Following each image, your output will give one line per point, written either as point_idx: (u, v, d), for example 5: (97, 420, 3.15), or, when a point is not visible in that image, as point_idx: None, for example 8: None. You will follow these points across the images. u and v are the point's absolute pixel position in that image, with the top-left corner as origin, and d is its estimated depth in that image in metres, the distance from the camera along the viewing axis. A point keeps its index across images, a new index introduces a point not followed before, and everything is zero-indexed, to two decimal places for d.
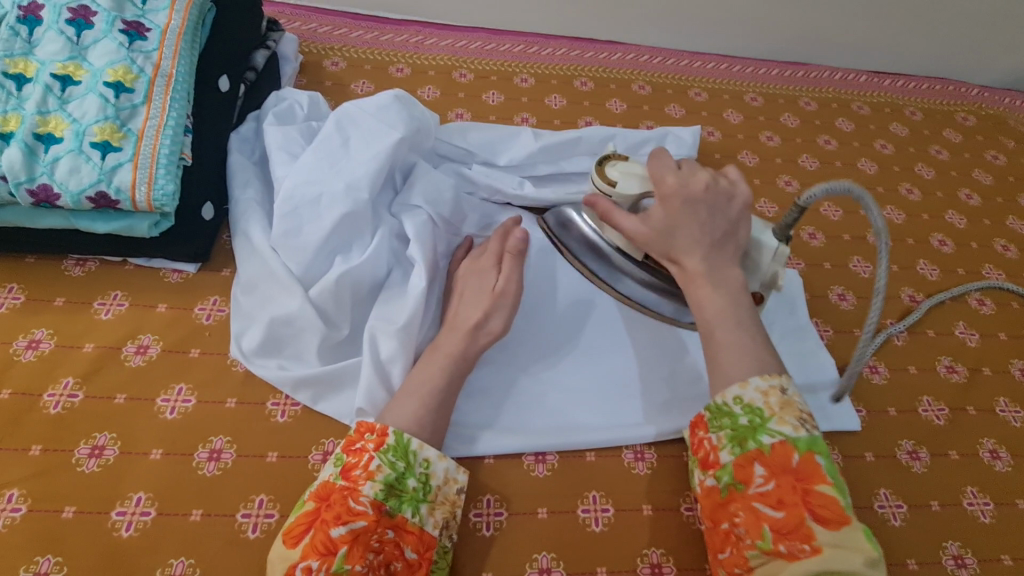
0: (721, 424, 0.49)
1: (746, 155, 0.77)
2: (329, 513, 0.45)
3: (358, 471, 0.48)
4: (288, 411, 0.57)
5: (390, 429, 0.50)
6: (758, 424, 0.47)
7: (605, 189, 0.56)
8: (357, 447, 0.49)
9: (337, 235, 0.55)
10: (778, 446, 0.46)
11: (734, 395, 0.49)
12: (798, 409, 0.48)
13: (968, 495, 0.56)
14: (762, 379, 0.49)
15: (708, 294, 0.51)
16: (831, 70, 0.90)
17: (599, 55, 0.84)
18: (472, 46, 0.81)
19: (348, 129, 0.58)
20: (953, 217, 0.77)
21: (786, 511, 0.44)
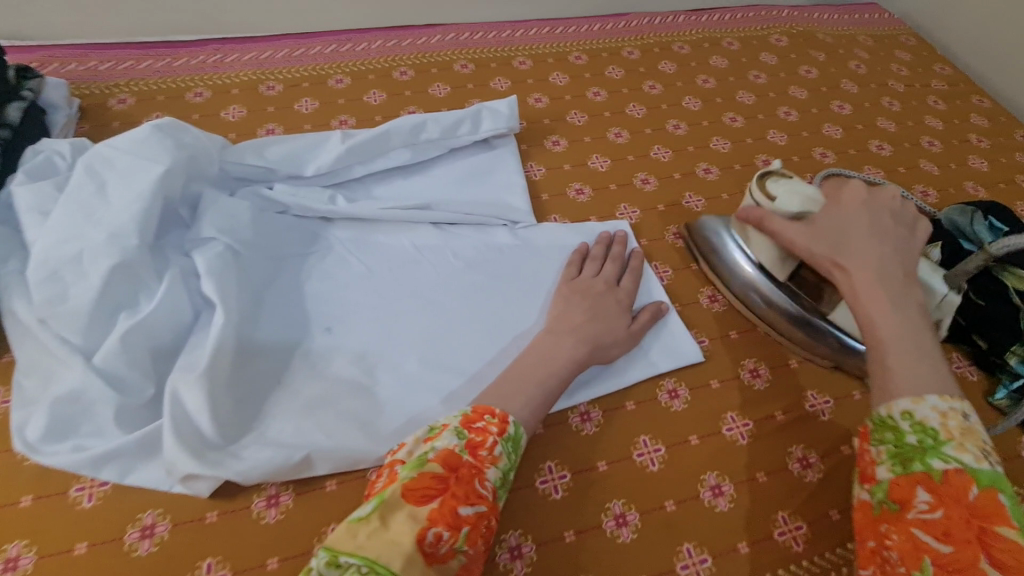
0: (883, 438, 0.51)
1: (557, 138, 0.90)
2: (460, 488, 0.47)
3: (481, 452, 0.50)
4: (97, 493, 0.53)
5: (509, 417, 0.53)
6: (931, 446, 0.48)
7: (765, 202, 0.64)
8: (477, 426, 0.52)
9: (112, 291, 0.55)
10: (953, 475, 0.46)
11: (903, 411, 0.50)
12: (980, 439, 0.48)
13: (809, 398, 0.66)
14: (942, 399, 0.50)
15: (885, 314, 0.55)
16: (629, 21, 1.12)
17: (413, 43, 1.02)
18: (279, 55, 0.97)
19: (102, 173, 0.58)
20: (764, 161, 0.92)
21: (954, 546, 0.43)
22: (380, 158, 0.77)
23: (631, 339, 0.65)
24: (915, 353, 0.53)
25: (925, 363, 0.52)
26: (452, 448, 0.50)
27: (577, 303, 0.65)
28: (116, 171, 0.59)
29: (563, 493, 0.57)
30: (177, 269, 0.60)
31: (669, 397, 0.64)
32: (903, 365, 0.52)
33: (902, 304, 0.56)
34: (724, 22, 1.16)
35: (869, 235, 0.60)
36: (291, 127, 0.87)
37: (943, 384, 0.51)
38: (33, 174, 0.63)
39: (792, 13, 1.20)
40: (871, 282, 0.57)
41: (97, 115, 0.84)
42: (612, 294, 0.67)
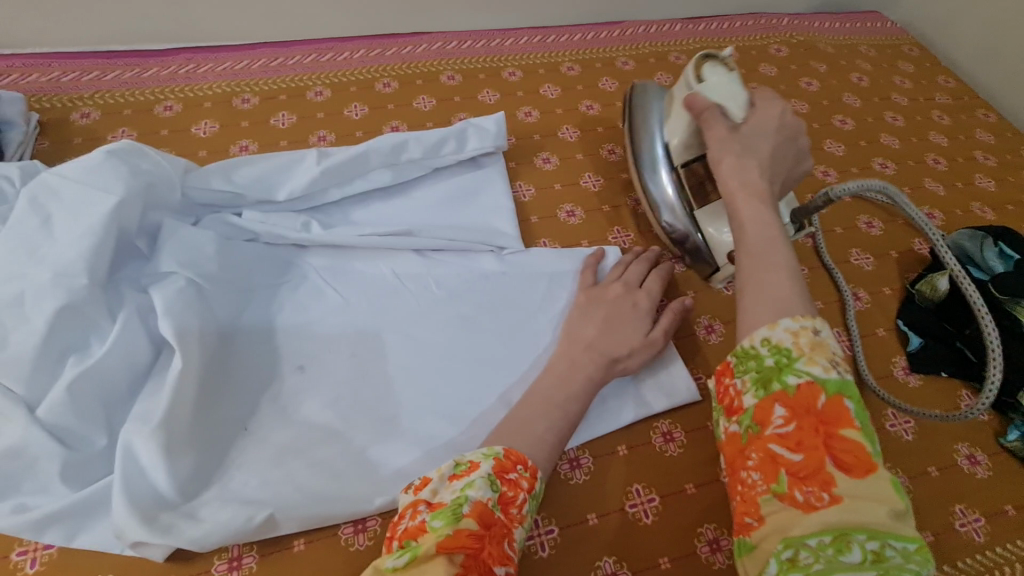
0: (746, 367, 0.46)
1: (547, 155, 0.86)
2: (494, 545, 0.45)
3: (511, 508, 0.49)
4: (41, 557, 0.49)
5: (540, 472, 0.52)
6: (785, 363, 0.44)
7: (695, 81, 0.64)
8: (510, 478, 0.50)
9: (59, 336, 0.51)
10: (806, 386, 0.43)
11: (762, 338, 0.46)
12: (831, 352, 0.45)
13: None
14: (791, 320, 0.46)
15: (755, 221, 0.53)
16: (623, 29, 1.08)
17: (397, 53, 0.97)
18: (255, 65, 0.92)
19: (48, 204, 0.53)
20: None
21: (805, 454, 0.41)
22: (358, 180, 0.73)
23: (651, 347, 0.62)
24: (774, 270, 0.50)
25: (788, 285, 0.49)
26: (487, 502, 0.47)
27: (593, 315, 0.64)
28: (64, 202, 0.54)
29: (550, 551, 0.53)
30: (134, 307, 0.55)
31: (664, 441, 0.61)
32: (761, 279, 0.50)
33: (771, 215, 0.54)
34: (722, 31, 1.12)
35: (765, 145, 0.59)
36: (267, 144, 0.82)
37: (796, 303, 0.48)
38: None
39: (792, 21, 1.16)
40: (753, 203, 0.54)
41: (58, 130, 0.79)
42: (631, 296, 0.66)
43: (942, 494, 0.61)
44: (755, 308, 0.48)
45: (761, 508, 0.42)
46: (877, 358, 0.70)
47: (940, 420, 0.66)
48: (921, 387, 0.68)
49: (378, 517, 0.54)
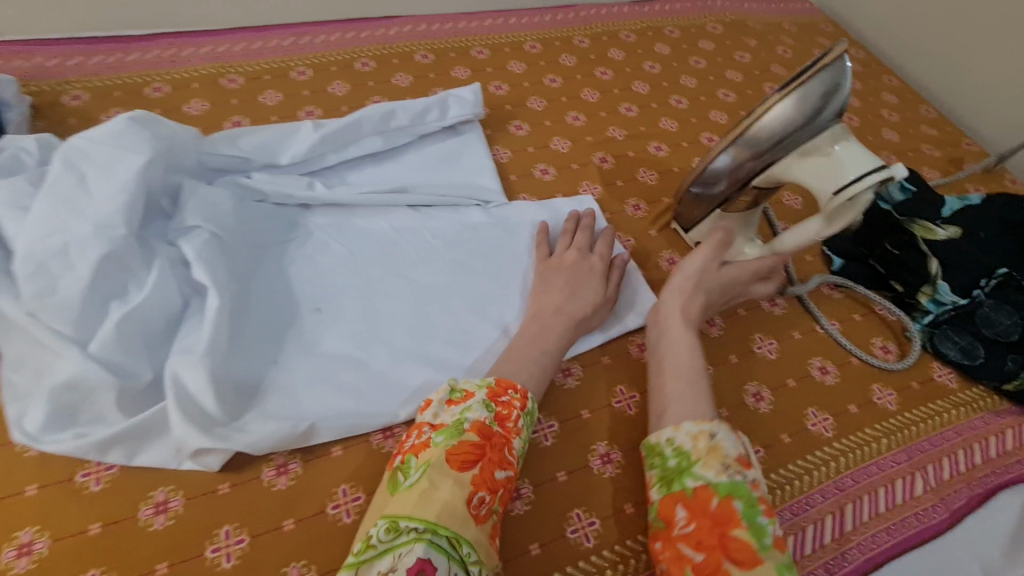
0: (656, 463, 0.57)
1: (518, 123, 0.96)
2: (495, 456, 0.53)
3: (507, 425, 0.56)
4: (103, 477, 0.55)
5: (530, 393, 0.59)
6: (685, 467, 0.54)
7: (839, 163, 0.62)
8: (502, 400, 0.57)
9: (103, 281, 0.56)
10: (700, 489, 0.52)
11: (668, 438, 0.57)
12: (724, 455, 0.54)
13: (758, 341, 0.75)
14: (693, 424, 0.56)
15: (679, 337, 0.65)
16: (577, 12, 1.19)
17: (372, 35, 1.04)
18: (237, 48, 0.97)
19: (81, 165, 0.59)
20: (708, 138, 1.00)
21: (704, 554, 0.49)
22: (352, 146, 0.80)
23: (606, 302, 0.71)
24: (682, 377, 0.62)
25: (698, 390, 0.61)
26: (484, 420, 0.55)
27: (555, 279, 0.72)
28: (96, 164, 0.59)
29: (553, 440, 0.63)
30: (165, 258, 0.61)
31: (639, 350, 0.72)
32: (675, 386, 0.62)
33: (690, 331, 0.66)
34: (664, 12, 1.24)
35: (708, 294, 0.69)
36: (258, 119, 0.88)
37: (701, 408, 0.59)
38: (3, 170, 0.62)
39: (724, 3, 1.30)
40: (677, 329, 0.66)
41: (51, 112, 0.82)
42: (585, 259, 0.73)
43: (864, 376, 0.74)
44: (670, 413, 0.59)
45: None
46: (807, 276, 0.83)
47: (860, 320, 0.79)
48: (843, 299, 0.82)
49: (403, 425, 0.63)
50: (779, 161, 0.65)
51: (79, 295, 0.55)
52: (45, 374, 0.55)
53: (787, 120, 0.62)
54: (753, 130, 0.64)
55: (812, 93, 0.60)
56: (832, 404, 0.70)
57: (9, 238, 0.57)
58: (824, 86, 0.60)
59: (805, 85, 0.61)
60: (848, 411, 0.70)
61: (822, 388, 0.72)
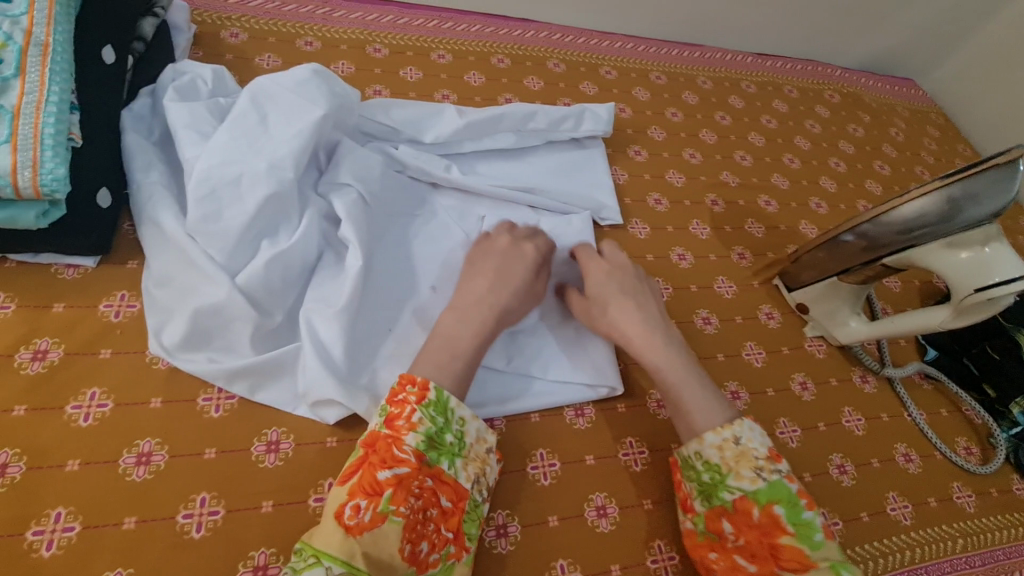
0: (692, 475, 0.58)
1: (638, 149, 0.97)
2: (376, 457, 0.50)
3: (401, 422, 0.52)
4: (224, 405, 0.56)
5: (431, 384, 0.54)
6: (719, 481, 0.56)
7: (992, 260, 0.61)
8: (399, 398, 0.53)
9: (262, 220, 0.58)
10: (740, 502, 0.54)
11: (696, 451, 0.58)
12: (753, 459, 0.55)
13: (846, 415, 0.75)
14: (715, 434, 0.57)
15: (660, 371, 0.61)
16: (704, 53, 1.21)
17: (511, 34, 1.07)
18: (385, 20, 1.00)
19: (263, 105, 0.61)
20: (815, 202, 1.01)
21: (759, 564, 0.53)
22: (488, 138, 0.82)
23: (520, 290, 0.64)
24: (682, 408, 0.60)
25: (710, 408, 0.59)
26: (375, 427, 0.52)
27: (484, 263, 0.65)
28: (277, 108, 0.62)
29: (642, 467, 0.64)
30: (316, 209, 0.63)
31: (732, 398, 0.72)
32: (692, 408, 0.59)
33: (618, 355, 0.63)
34: (786, 70, 1.26)
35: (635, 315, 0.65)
36: (397, 92, 0.90)
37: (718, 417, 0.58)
38: (180, 92, 0.65)
39: (844, 74, 1.31)
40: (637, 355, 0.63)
41: (211, 44, 0.85)
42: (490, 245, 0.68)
43: (947, 473, 0.73)
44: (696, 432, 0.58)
45: None
46: (899, 360, 0.83)
47: (946, 417, 0.79)
48: (933, 391, 0.81)
49: (503, 419, 0.64)
50: (918, 248, 0.65)
51: (240, 226, 0.57)
52: (189, 294, 0.56)
53: (941, 208, 0.61)
54: (896, 209, 0.64)
55: (971, 189, 0.60)
56: (914, 493, 0.70)
57: (183, 158, 0.59)
58: (986, 184, 0.60)
59: (972, 178, 0.60)
60: (928, 503, 0.70)
61: (905, 475, 0.71)
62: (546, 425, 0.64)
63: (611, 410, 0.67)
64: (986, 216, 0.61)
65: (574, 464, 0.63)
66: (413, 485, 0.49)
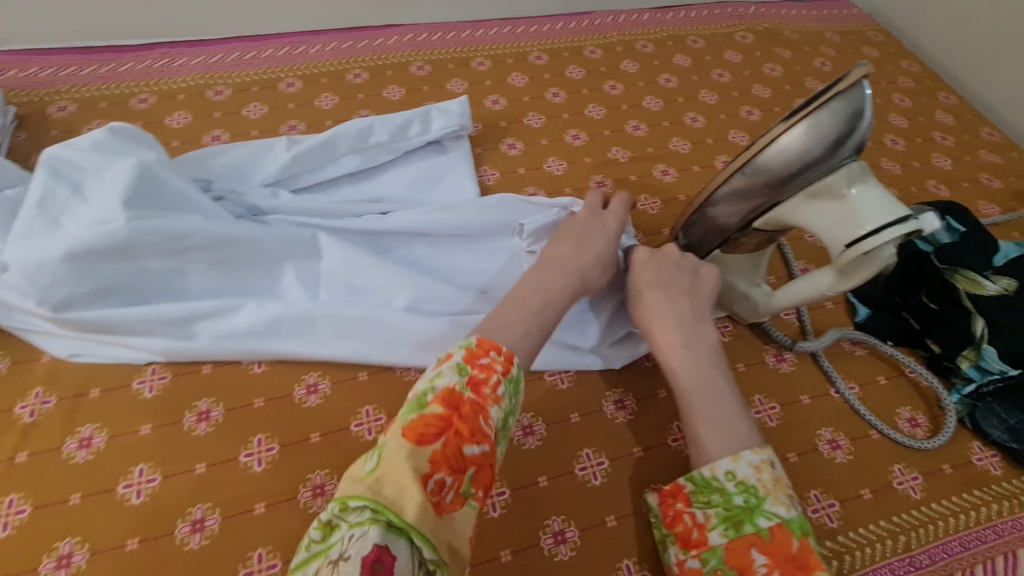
0: (710, 500, 0.51)
1: (512, 141, 0.89)
2: (465, 425, 0.44)
3: (486, 391, 0.47)
4: (12, 521, 0.51)
5: (514, 357, 0.50)
6: (755, 506, 0.49)
7: (858, 203, 0.52)
8: (482, 362, 0.48)
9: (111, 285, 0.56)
10: (776, 531, 0.48)
11: (726, 471, 0.51)
12: (787, 486, 0.50)
13: (756, 404, 0.65)
14: (755, 453, 0.51)
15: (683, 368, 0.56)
16: (593, 19, 1.11)
17: (370, 45, 1.00)
18: (230, 59, 0.94)
19: (72, 174, 0.59)
20: (723, 161, 0.90)
21: None
22: (327, 165, 0.75)
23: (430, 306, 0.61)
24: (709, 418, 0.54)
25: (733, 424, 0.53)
26: (454, 386, 0.46)
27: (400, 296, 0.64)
28: (87, 171, 0.59)
29: (501, 511, 0.56)
30: (164, 255, 0.59)
31: (615, 408, 0.64)
32: (709, 425, 0.53)
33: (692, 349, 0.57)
34: (690, 19, 1.14)
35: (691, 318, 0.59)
36: (238, 133, 0.85)
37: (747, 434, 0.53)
38: None
39: (758, 10, 1.18)
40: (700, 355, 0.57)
41: (35, 123, 0.81)
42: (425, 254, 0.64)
43: (884, 454, 0.63)
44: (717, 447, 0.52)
45: None
46: (823, 328, 0.72)
47: (884, 385, 0.68)
48: (866, 357, 0.70)
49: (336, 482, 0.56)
50: (782, 206, 0.56)
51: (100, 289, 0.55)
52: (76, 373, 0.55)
53: (790, 157, 0.52)
54: (750, 167, 0.55)
55: (824, 130, 0.51)
56: (841, 487, 0.60)
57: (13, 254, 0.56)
58: (838, 119, 0.51)
59: (820, 117, 0.51)
60: (860, 496, 0.60)
61: (830, 466, 0.61)
62: None
63: None
64: (846, 156, 0.52)
65: None
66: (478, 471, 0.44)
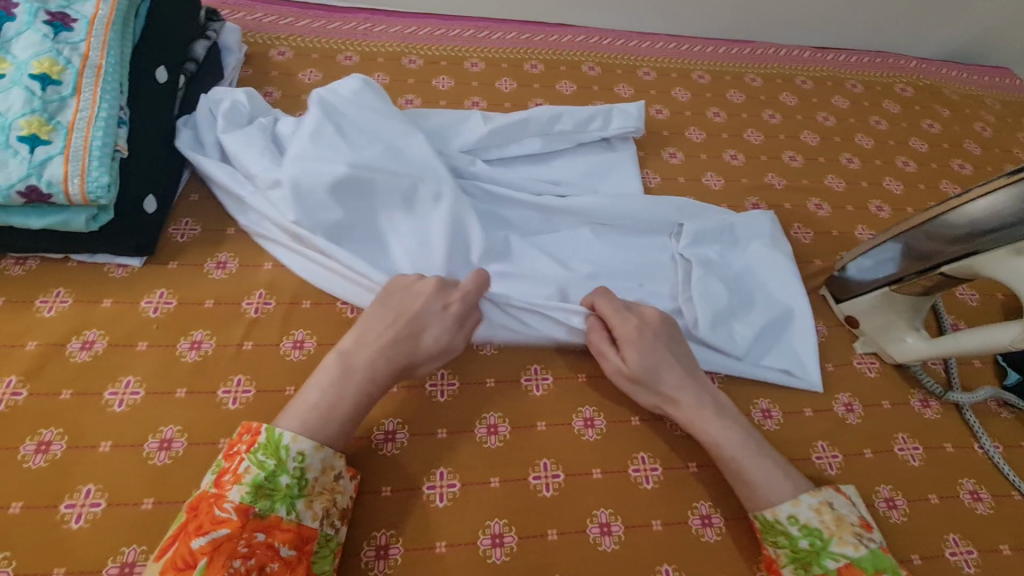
0: (778, 541, 0.54)
1: (673, 151, 0.93)
2: (193, 523, 0.45)
3: (226, 477, 0.48)
4: (240, 398, 0.59)
5: (261, 426, 0.50)
6: (820, 547, 0.52)
7: None
8: (231, 451, 0.50)
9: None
10: (845, 571, 0.50)
11: (788, 516, 0.53)
12: (851, 525, 0.52)
13: (900, 442, 0.66)
14: (812, 496, 0.54)
15: (722, 432, 0.57)
16: (755, 48, 1.14)
17: (545, 40, 1.06)
18: (422, 32, 1.02)
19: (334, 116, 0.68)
20: (877, 206, 0.92)
21: None
22: (514, 144, 0.82)
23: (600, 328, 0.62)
24: (752, 463, 0.56)
25: (779, 468, 0.56)
26: (201, 490, 0.48)
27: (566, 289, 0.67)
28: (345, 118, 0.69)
29: (654, 484, 0.59)
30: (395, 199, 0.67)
31: (762, 417, 0.66)
32: (760, 475, 0.55)
33: (720, 411, 0.59)
34: (850, 63, 1.16)
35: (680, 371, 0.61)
36: (428, 101, 0.93)
37: (800, 479, 0.56)
38: (230, 121, 0.70)
39: (920, 65, 1.19)
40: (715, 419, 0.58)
41: (259, 62, 0.91)
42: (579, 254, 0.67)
43: None
44: (776, 499, 0.54)
45: None
46: (971, 385, 0.73)
47: None
48: (1013, 420, 0.70)
49: (508, 425, 0.61)
50: (981, 255, 0.58)
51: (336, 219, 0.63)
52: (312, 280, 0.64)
53: (998, 211, 0.56)
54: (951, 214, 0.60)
55: None
56: (980, 538, 0.61)
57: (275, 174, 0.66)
58: None
59: None
60: (999, 550, 0.61)
61: (970, 515, 0.62)
62: (552, 434, 0.61)
63: (625, 422, 0.63)
64: None
65: (579, 476, 0.59)
66: (236, 547, 0.44)
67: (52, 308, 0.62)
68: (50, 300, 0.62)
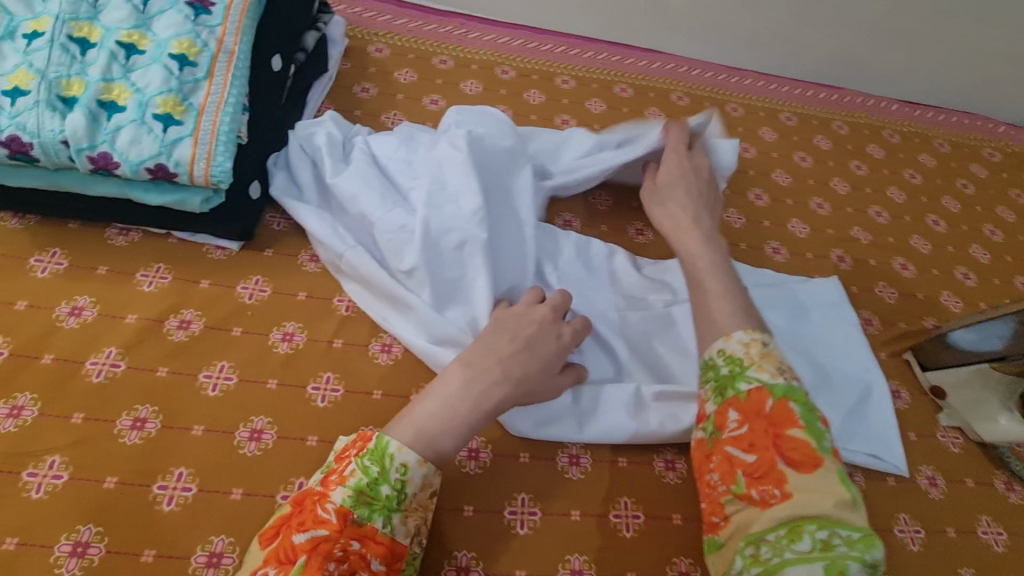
0: (706, 377, 0.52)
1: (760, 192, 0.92)
2: (298, 518, 0.44)
3: (334, 476, 0.47)
4: (328, 397, 0.59)
5: (373, 432, 0.49)
6: (738, 372, 0.50)
7: None
8: (341, 453, 0.49)
9: (432, 241, 0.61)
10: (754, 393, 0.48)
11: (719, 348, 0.52)
12: (778, 360, 0.50)
13: (983, 525, 0.64)
14: (745, 332, 0.52)
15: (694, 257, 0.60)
16: (842, 95, 1.12)
17: (634, 63, 1.05)
18: (515, 43, 1.02)
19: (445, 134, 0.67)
20: (962, 273, 0.90)
21: (756, 456, 0.46)
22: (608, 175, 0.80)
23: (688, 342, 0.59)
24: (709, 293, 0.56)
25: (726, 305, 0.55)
26: (309, 486, 0.48)
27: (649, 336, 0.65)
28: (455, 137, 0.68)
29: None
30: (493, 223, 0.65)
31: None
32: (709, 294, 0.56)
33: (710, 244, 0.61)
34: (938, 121, 1.14)
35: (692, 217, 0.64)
36: (519, 114, 0.93)
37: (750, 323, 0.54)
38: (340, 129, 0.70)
39: (1008, 131, 1.16)
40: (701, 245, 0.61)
41: (358, 56, 0.92)
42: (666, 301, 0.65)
43: None
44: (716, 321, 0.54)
45: (725, 507, 0.47)
46: None
47: None
48: None
49: (589, 457, 0.60)
50: None
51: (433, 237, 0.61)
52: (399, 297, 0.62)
53: None
54: None
55: None
56: None
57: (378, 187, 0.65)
58: None
59: None
60: None
61: None
62: (634, 472, 0.60)
63: None
64: None
65: (659, 520, 0.58)
66: (332, 550, 0.43)
67: (152, 284, 0.62)
68: (150, 275, 0.63)
